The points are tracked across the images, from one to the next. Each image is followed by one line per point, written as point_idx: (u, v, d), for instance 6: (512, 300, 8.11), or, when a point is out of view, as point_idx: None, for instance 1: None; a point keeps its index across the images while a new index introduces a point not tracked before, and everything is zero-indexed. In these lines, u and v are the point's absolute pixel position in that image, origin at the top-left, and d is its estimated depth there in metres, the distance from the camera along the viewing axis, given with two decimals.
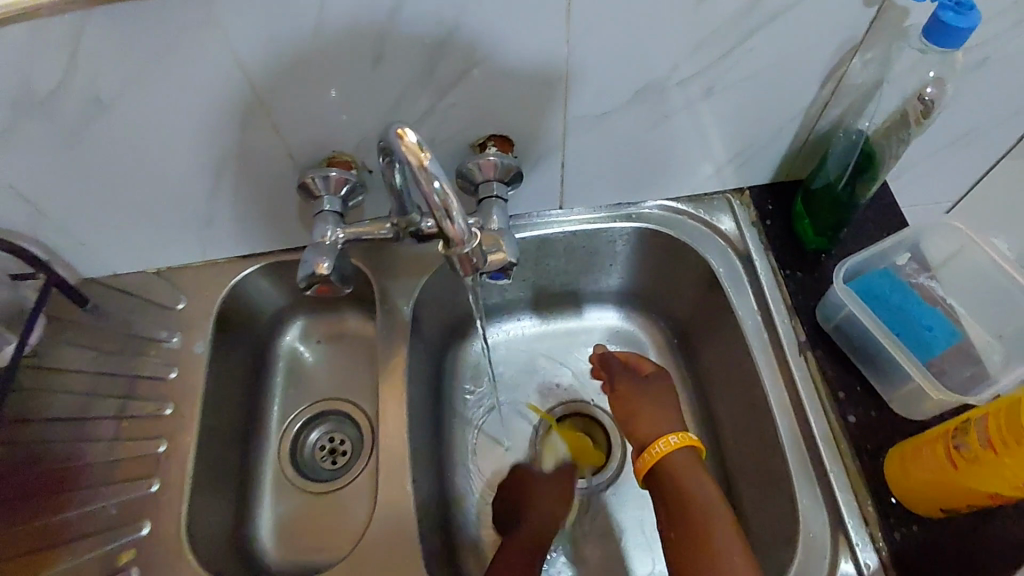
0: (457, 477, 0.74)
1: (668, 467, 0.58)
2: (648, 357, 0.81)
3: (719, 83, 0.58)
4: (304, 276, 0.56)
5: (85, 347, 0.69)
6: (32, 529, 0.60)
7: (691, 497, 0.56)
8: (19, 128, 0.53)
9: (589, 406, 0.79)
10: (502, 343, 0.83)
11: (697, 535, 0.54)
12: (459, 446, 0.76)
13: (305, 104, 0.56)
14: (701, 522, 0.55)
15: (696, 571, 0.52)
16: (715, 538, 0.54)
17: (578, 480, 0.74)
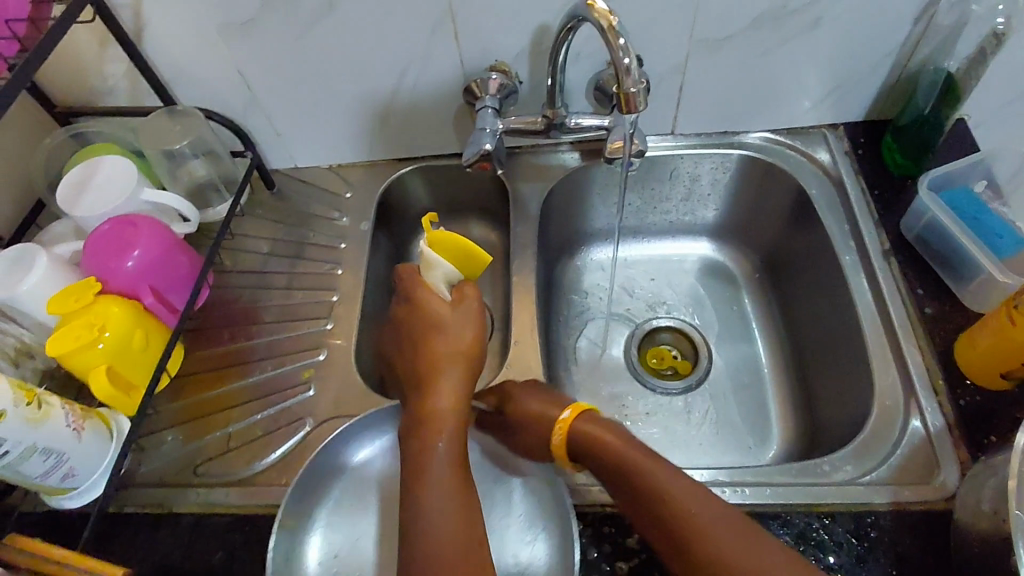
0: (563, 363, 0.85)
1: (580, 445, 0.57)
2: (736, 282, 0.91)
3: (825, 13, 0.69)
4: (472, 154, 0.70)
5: (269, 220, 0.84)
6: (226, 350, 0.75)
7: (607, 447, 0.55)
8: (266, 18, 0.69)
9: (681, 323, 0.88)
10: (605, 263, 0.92)
11: (653, 507, 0.51)
12: (565, 342, 0.86)
13: (481, 16, 0.69)
14: (646, 488, 0.52)
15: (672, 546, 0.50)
16: (674, 496, 0.51)
17: (667, 384, 0.83)
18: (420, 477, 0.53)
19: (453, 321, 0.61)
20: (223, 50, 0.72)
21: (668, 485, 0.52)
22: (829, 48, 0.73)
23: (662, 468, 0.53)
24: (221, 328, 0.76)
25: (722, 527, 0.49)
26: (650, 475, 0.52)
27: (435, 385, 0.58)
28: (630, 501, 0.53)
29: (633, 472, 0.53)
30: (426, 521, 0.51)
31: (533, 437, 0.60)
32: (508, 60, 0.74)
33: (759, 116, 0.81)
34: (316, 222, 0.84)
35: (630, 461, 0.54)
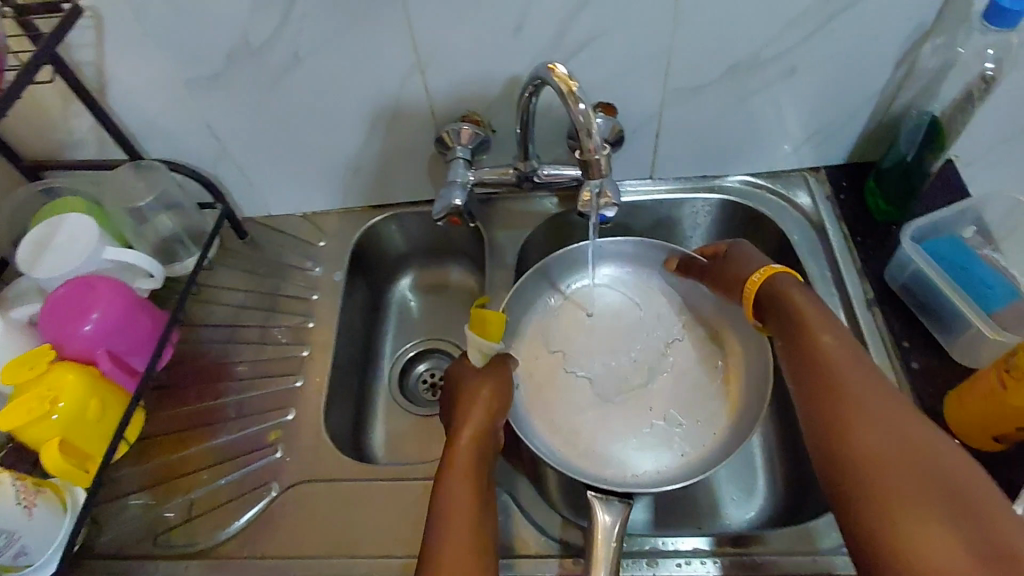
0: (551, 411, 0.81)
1: (771, 288, 0.63)
2: None
3: (803, 61, 0.67)
4: (441, 208, 0.68)
5: (240, 270, 0.83)
6: (192, 410, 0.73)
7: (786, 294, 0.61)
8: (231, 72, 0.67)
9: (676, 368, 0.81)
10: None
11: (820, 373, 0.55)
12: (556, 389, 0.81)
13: (450, 68, 0.68)
14: (821, 361, 0.56)
15: (822, 413, 0.53)
16: (846, 385, 0.53)
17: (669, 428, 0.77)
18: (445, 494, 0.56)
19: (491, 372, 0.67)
20: (188, 104, 0.71)
21: (828, 338, 0.57)
22: (809, 95, 0.71)
23: (831, 324, 0.58)
24: (188, 387, 0.74)
25: (870, 403, 0.52)
26: (825, 348, 0.56)
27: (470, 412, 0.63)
28: (798, 363, 0.57)
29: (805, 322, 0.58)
30: (447, 501, 0.55)
31: (730, 282, 0.67)
32: (480, 109, 0.72)
33: (739, 160, 0.79)
34: (289, 271, 0.83)
35: (806, 314, 0.59)
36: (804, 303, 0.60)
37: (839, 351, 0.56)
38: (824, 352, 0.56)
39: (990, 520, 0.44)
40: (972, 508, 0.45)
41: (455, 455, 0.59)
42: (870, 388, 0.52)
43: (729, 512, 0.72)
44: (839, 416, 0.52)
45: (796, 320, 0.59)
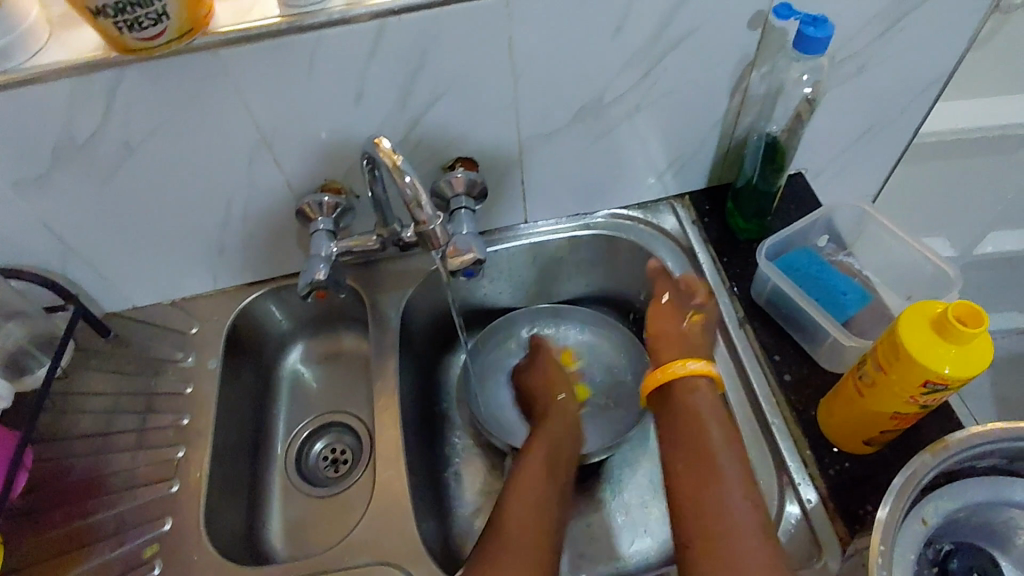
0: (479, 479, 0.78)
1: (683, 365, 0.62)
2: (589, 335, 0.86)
3: (645, 100, 0.69)
4: (305, 285, 0.66)
5: (107, 371, 0.77)
6: (60, 536, 0.66)
7: (700, 435, 0.57)
8: (59, 169, 0.63)
9: (600, 418, 0.79)
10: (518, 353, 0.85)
11: (696, 459, 0.56)
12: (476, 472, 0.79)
13: (299, 139, 0.66)
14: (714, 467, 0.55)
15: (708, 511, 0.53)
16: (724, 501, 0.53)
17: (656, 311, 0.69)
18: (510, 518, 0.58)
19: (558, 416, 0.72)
20: (21, 208, 0.66)
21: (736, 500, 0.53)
22: (659, 129, 0.73)
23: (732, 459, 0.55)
24: (53, 510, 0.68)
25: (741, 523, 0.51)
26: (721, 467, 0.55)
27: (540, 447, 0.66)
28: (685, 477, 0.55)
29: (710, 470, 0.54)
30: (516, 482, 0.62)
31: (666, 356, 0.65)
32: (339, 176, 0.71)
33: (608, 196, 0.81)
34: (160, 366, 0.78)
35: (710, 448, 0.56)
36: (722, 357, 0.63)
37: (743, 518, 0.52)
38: (725, 521, 0.52)
39: None
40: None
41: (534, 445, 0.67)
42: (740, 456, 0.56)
43: (633, 548, 0.71)
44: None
45: (701, 464, 0.55)
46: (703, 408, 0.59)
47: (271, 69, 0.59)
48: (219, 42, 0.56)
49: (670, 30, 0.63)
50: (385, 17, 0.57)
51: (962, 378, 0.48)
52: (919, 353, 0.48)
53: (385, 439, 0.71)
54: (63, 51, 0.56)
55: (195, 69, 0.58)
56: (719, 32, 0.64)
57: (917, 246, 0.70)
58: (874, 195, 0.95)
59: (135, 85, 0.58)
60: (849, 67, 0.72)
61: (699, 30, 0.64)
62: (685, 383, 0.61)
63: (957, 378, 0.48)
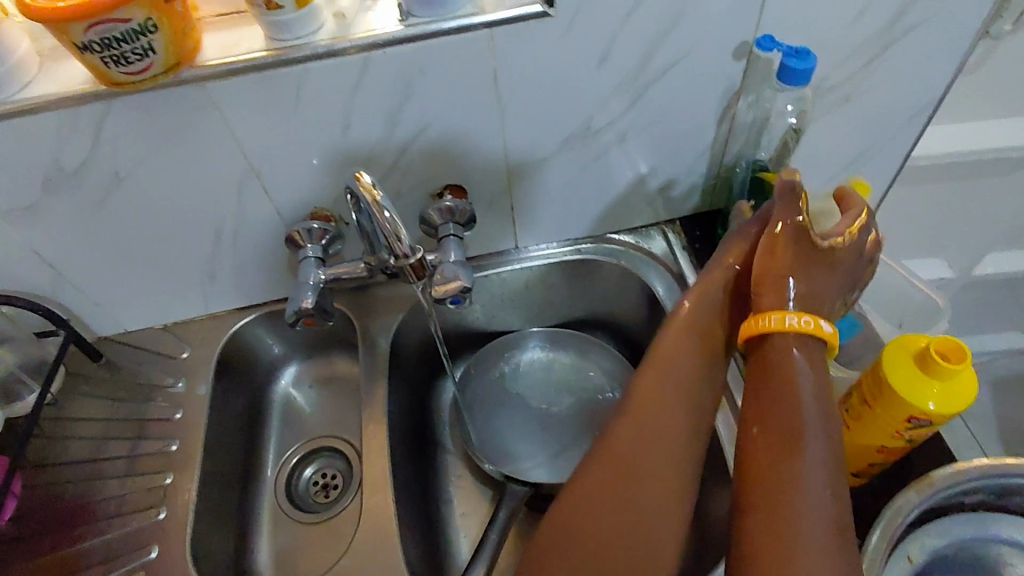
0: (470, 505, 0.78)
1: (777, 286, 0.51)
2: (581, 360, 0.86)
3: (631, 128, 0.70)
4: (292, 312, 0.66)
5: (98, 397, 0.77)
6: (45, 564, 0.66)
7: (792, 407, 0.46)
8: (49, 199, 0.64)
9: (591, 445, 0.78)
10: (510, 377, 0.85)
11: (784, 437, 0.45)
12: (467, 498, 0.79)
13: (288, 168, 0.67)
14: (795, 439, 0.45)
15: (778, 497, 0.43)
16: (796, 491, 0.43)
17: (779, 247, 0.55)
18: (621, 423, 0.53)
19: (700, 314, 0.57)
20: (12, 235, 0.66)
21: (821, 499, 0.42)
22: (646, 157, 0.73)
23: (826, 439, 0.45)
24: (40, 538, 0.68)
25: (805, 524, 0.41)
26: (808, 449, 0.44)
27: (670, 369, 0.55)
28: (771, 442, 0.45)
29: (794, 445, 0.45)
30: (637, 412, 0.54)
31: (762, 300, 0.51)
32: (328, 204, 0.72)
33: (598, 222, 0.81)
34: (150, 391, 0.78)
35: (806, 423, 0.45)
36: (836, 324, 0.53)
37: (817, 505, 0.42)
38: (796, 497, 0.42)
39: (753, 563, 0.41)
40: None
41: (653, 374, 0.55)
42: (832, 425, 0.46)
43: None
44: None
45: (786, 446, 0.45)
46: (801, 371, 0.48)
47: (258, 101, 0.60)
48: (206, 76, 0.57)
49: (654, 61, 0.63)
50: (370, 51, 0.58)
51: (946, 414, 0.48)
52: (902, 389, 0.48)
53: (372, 466, 0.71)
54: (52, 84, 0.57)
55: (182, 101, 0.58)
56: (703, 62, 0.64)
57: (905, 274, 0.71)
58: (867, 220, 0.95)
59: (125, 117, 0.59)
60: (835, 95, 0.72)
61: (683, 61, 0.64)
62: (790, 339, 0.48)
63: (941, 414, 0.48)
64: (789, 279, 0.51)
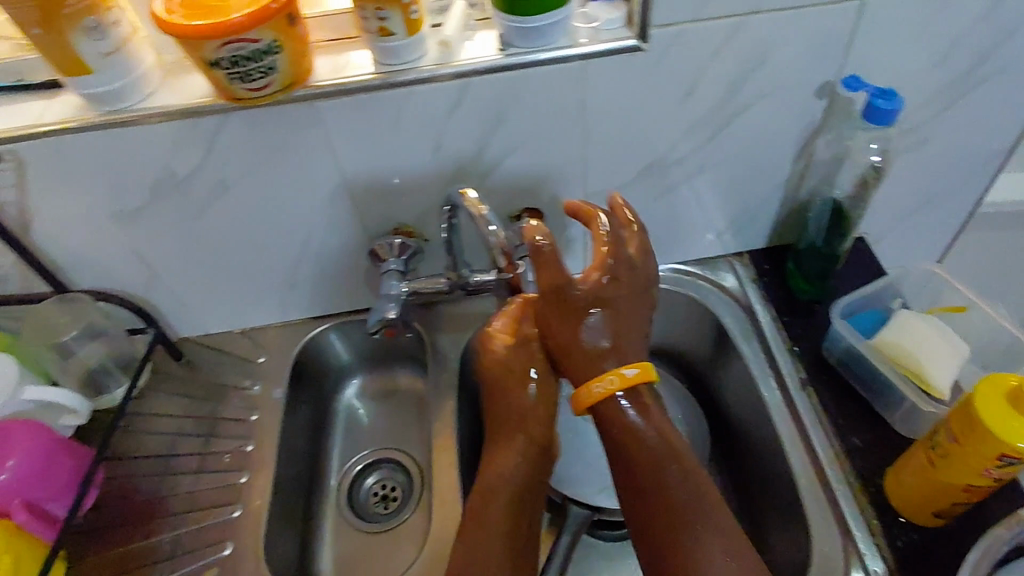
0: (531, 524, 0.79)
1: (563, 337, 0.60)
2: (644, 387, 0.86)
3: (709, 161, 0.71)
4: (375, 321, 0.69)
5: (177, 395, 0.81)
6: (124, 553, 0.69)
7: (650, 459, 0.56)
8: (157, 203, 0.68)
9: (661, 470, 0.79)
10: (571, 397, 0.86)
11: (660, 508, 0.55)
12: None
13: (377, 185, 0.70)
14: (670, 505, 0.55)
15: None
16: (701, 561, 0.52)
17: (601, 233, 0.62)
18: (479, 525, 0.58)
19: (512, 408, 0.63)
20: (117, 236, 0.70)
21: (709, 535, 0.53)
22: (720, 190, 0.75)
23: (687, 487, 0.56)
24: (119, 527, 0.70)
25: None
26: (678, 507, 0.55)
27: (499, 459, 0.62)
28: (648, 508, 0.56)
29: (674, 519, 0.54)
30: (490, 504, 0.59)
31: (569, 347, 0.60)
32: (411, 222, 0.75)
33: (668, 251, 0.82)
34: (226, 393, 0.81)
35: (671, 476, 0.56)
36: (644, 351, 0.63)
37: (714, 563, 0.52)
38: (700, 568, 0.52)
39: None
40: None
41: (501, 459, 0.62)
42: (681, 471, 0.56)
43: None
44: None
45: (665, 514, 0.55)
46: (643, 427, 0.58)
47: (360, 120, 0.63)
48: (316, 95, 0.61)
49: (737, 98, 0.65)
50: (470, 77, 0.61)
51: None
52: (994, 425, 0.48)
53: (443, 479, 0.72)
54: (173, 97, 0.61)
55: (291, 117, 0.62)
56: (786, 99, 0.66)
57: (991, 313, 0.71)
58: (936, 260, 0.94)
59: (238, 129, 0.63)
60: (912, 136, 0.73)
61: (765, 98, 0.66)
62: (619, 396, 0.58)
63: None
64: (581, 328, 0.60)
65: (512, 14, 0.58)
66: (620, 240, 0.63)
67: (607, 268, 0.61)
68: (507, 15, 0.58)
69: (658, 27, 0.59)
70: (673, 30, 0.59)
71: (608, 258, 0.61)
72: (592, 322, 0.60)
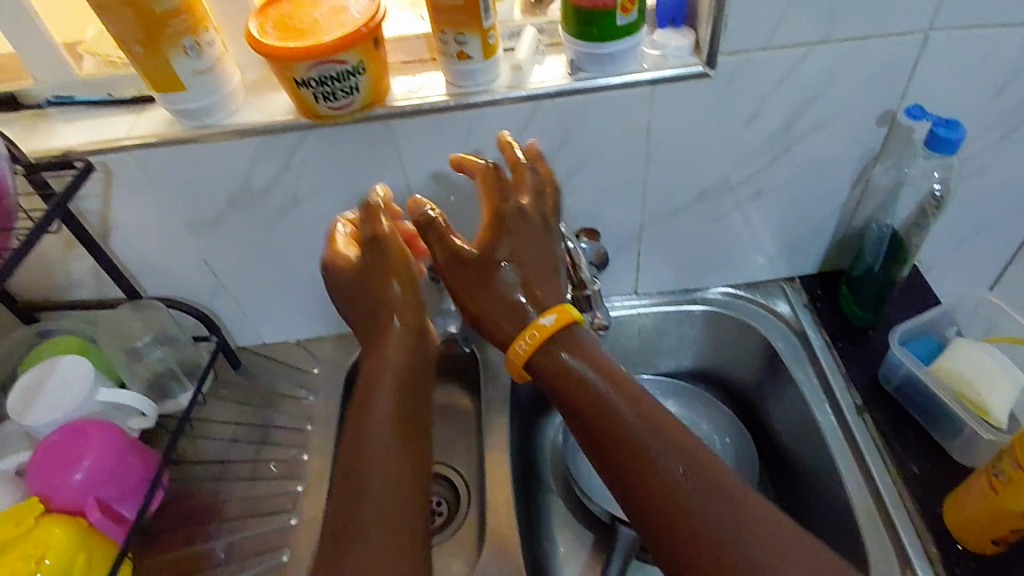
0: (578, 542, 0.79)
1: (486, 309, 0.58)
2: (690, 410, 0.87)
3: (767, 185, 0.72)
4: None
5: (234, 403, 0.82)
6: (182, 557, 0.70)
7: (597, 398, 0.56)
8: (230, 215, 0.70)
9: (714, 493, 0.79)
10: None
11: (628, 449, 0.53)
12: (574, 536, 0.80)
13: (441, 201, 0.72)
14: (630, 445, 0.53)
15: (683, 525, 0.50)
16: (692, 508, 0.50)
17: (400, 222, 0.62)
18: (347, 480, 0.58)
19: (384, 356, 0.63)
20: (190, 246, 0.73)
21: (667, 458, 0.53)
22: (775, 214, 0.76)
23: (641, 420, 0.54)
24: (177, 530, 0.72)
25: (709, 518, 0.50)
26: (632, 439, 0.54)
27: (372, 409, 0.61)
28: (604, 449, 0.55)
29: (641, 458, 0.53)
30: (366, 461, 0.58)
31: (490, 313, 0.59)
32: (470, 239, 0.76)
33: (719, 273, 0.83)
34: (282, 402, 0.82)
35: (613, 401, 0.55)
36: (564, 293, 0.61)
37: (710, 510, 0.50)
38: (693, 510, 0.50)
39: None
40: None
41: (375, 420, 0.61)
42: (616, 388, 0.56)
43: None
44: (703, 552, 0.49)
45: (634, 460, 0.53)
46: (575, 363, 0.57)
47: (431, 140, 0.66)
48: (392, 114, 0.63)
49: (798, 125, 0.67)
50: (541, 99, 0.63)
51: None
52: None
53: (495, 493, 0.73)
54: (255, 113, 0.64)
55: (366, 135, 0.65)
56: (847, 126, 0.67)
57: None
58: (987, 288, 0.94)
59: (315, 145, 0.65)
60: (971, 165, 0.74)
61: (826, 125, 0.67)
62: (551, 346, 0.58)
63: None
64: (496, 284, 0.58)
65: (585, 40, 0.60)
66: (506, 182, 0.60)
67: (501, 217, 0.59)
68: (580, 41, 0.61)
69: (726, 54, 0.60)
70: (740, 57, 0.61)
71: (498, 208, 0.59)
72: (505, 275, 0.58)
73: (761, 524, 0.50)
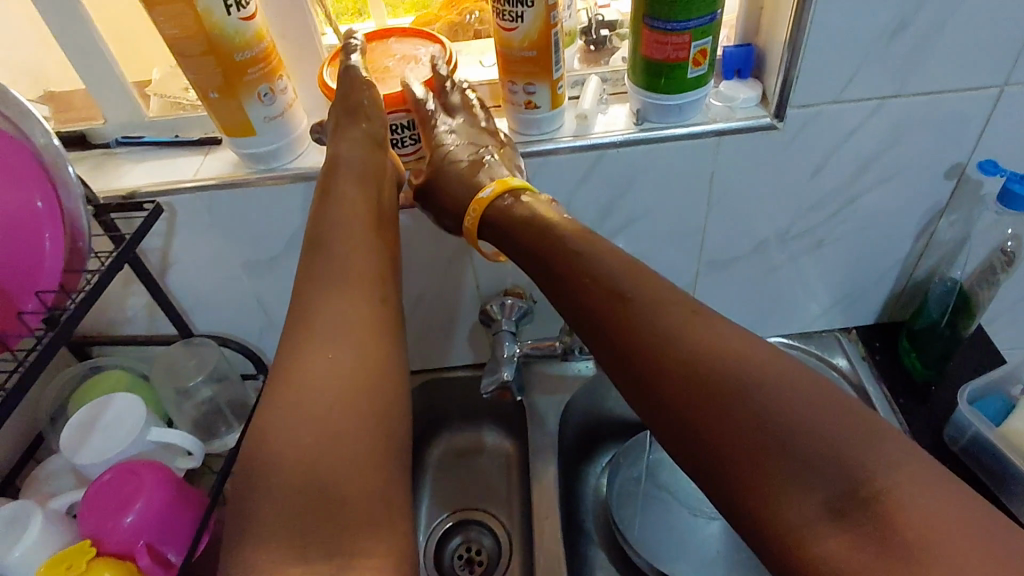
0: None
1: (464, 207, 0.63)
2: None
3: (828, 237, 0.71)
4: (490, 383, 0.72)
5: None
6: None
7: (569, 249, 0.55)
8: (287, 256, 0.71)
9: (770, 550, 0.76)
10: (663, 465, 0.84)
11: (603, 290, 0.52)
12: None
13: None
14: (608, 287, 0.52)
15: (669, 359, 0.47)
16: (668, 342, 0.47)
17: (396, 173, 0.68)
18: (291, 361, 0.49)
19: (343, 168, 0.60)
20: (245, 285, 0.73)
21: (643, 304, 0.50)
22: (834, 265, 0.74)
23: (618, 268, 0.53)
24: None
25: (694, 346, 0.46)
26: (609, 283, 0.52)
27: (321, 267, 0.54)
28: (583, 305, 0.53)
29: (620, 301, 0.51)
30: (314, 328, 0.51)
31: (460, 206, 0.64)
32: (522, 283, 0.76)
33: (773, 323, 0.82)
34: None
35: (579, 247, 0.55)
36: None
37: (703, 341, 0.46)
38: (679, 347, 0.47)
39: (747, 442, 0.42)
40: (840, 464, 0.39)
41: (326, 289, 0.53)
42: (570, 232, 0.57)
43: None
44: (684, 389, 0.45)
45: (614, 302, 0.51)
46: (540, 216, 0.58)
47: None
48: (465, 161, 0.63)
49: (864, 178, 0.66)
50: (606, 147, 0.62)
51: None
52: None
53: (544, 546, 0.70)
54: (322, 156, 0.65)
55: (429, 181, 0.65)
56: (914, 180, 0.66)
57: None
58: None
59: None
60: None
61: (893, 179, 0.66)
62: (496, 212, 0.61)
63: None
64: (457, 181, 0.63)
65: (653, 91, 0.60)
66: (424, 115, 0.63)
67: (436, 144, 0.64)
68: (647, 93, 0.61)
69: (795, 107, 0.60)
70: (811, 110, 0.60)
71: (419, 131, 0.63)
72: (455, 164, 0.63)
73: (733, 348, 0.46)
